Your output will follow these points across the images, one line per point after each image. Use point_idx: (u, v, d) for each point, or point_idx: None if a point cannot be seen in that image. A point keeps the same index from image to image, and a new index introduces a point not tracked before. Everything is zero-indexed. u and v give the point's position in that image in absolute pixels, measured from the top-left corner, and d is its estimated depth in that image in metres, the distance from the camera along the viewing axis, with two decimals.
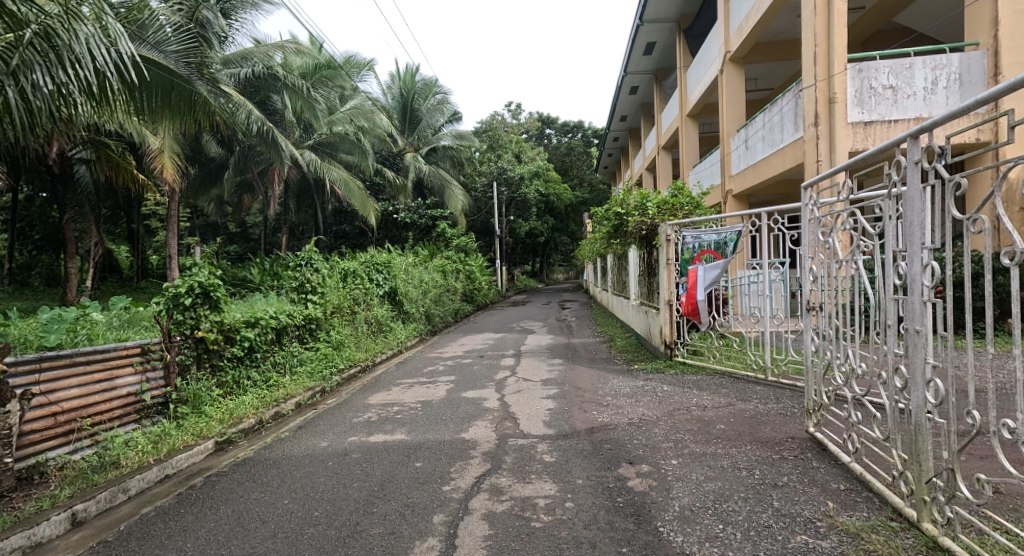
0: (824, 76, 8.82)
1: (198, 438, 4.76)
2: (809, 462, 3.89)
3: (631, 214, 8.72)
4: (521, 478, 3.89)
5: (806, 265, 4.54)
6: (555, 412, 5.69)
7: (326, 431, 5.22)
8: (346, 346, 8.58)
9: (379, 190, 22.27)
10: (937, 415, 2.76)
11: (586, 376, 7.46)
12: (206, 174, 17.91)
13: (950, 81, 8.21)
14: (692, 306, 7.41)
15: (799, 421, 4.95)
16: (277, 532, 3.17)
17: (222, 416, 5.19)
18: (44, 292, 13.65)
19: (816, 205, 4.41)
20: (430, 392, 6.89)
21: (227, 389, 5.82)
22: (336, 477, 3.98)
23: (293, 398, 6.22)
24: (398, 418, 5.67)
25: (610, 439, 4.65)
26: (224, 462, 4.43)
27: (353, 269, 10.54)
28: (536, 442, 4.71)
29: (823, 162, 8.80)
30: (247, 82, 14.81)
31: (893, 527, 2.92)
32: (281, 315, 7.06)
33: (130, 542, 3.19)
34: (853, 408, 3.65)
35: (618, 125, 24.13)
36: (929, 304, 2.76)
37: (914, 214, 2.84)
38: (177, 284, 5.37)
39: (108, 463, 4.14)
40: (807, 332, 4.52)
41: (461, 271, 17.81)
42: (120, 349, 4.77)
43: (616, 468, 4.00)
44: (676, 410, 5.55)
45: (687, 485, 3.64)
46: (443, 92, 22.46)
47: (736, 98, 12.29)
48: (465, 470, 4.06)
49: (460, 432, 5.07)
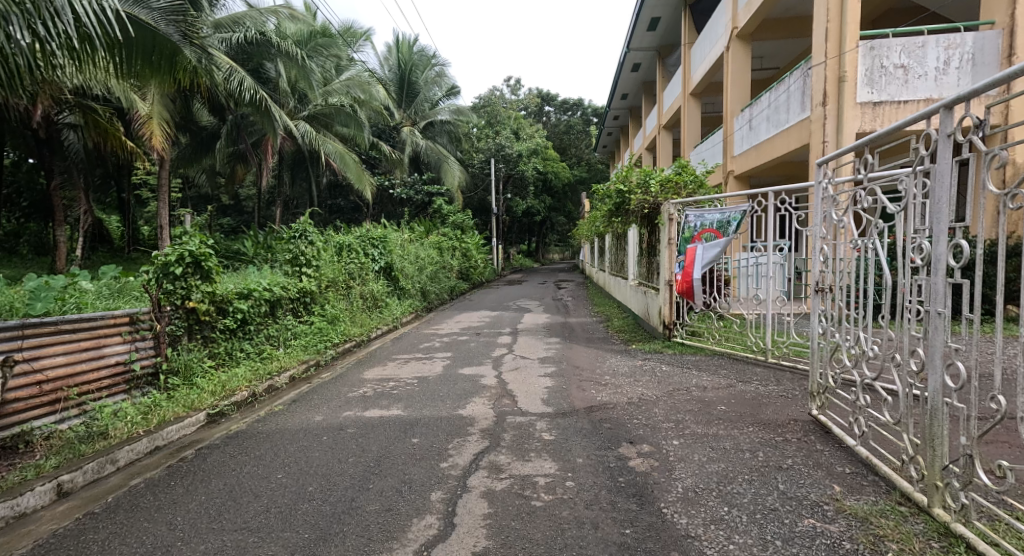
0: (835, 53, 8.70)
1: (189, 410, 4.62)
2: (812, 445, 3.83)
3: (633, 192, 8.58)
4: (520, 456, 3.80)
5: (818, 247, 4.41)
6: (554, 390, 5.62)
7: (321, 406, 5.13)
8: (341, 321, 8.48)
9: (375, 163, 21.98)
10: (956, 399, 2.64)
11: (583, 355, 7.41)
12: (197, 145, 17.61)
13: (962, 62, 8.27)
14: (687, 285, 7.32)
15: (801, 403, 4.89)
16: (271, 507, 3.06)
17: (214, 388, 5.07)
18: (33, 262, 13.41)
19: (832, 182, 4.23)
20: (427, 367, 6.82)
21: (219, 360, 5.73)
22: (331, 452, 3.90)
23: (287, 371, 6.14)
24: (394, 393, 5.60)
25: (610, 418, 4.58)
26: (216, 435, 4.28)
27: (348, 242, 10.44)
28: (534, 420, 4.64)
29: (829, 143, 8.79)
30: (240, 49, 14.44)
31: (903, 512, 2.83)
32: (274, 287, 6.94)
33: (118, 515, 3.05)
34: (860, 391, 3.55)
35: (619, 103, 23.84)
36: (950, 283, 2.62)
37: (941, 191, 2.70)
38: (167, 252, 5.19)
39: (96, 434, 3.97)
40: (814, 314, 4.41)
41: (457, 248, 17.71)
42: (108, 317, 4.61)
43: (616, 448, 3.94)
44: (675, 390, 5.51)
45: (689, 466, 3.58)
46: (441, 63, 22.00)
47: (740, 76, 12.10)
48: (464, 446, 3.99)
49: (458, 408, 5.00)
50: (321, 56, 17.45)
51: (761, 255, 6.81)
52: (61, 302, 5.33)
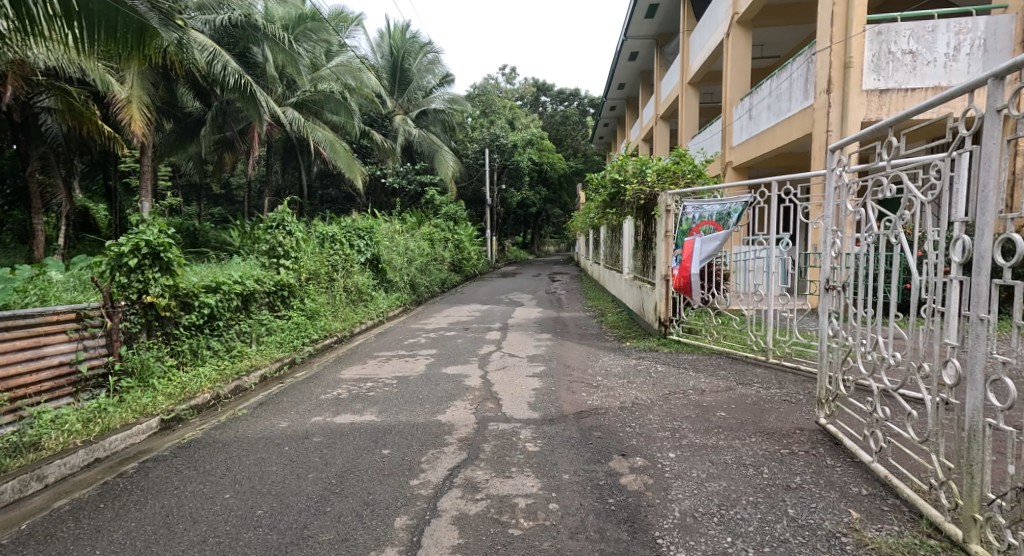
0: (840, 38, 8.44)
1: (140, 415, 4.22)
2: (822, 459, 3.47)
3: (629, 181, 8.15)
4: (500, 471, 3.43)
5: (830, 240, 4.01)
6: (542, 392, 5.24)
7: (288, 410, 4.74)
8: (321, 315, 8.06)
9: (367, 152, 21.46)
10: (998, 420, 2.29)
11: (575, 353, 7.03)
12: (181, 131, 17.12)
13: (973, 47, 7.97)
14: (684, 279, 6.95)
15: (807, 410, 4.53)
16: (209, 536, 2.69)
17: (171, 390, 4.67)
18: (11, 251, 12.99)
19: (846, 170, 3.84)
20: (408, 366, 6.42)
21: (182, 359, 5.34)
22: (290, 466, 3.51)
23: (258, 370, 5.75)
24: (370, 395, 5.21)
25: (600, 426, 4.21)
26: (166, 444, 3.89)
27: (332, 233, 10.02)
28: (519, 427, 4.26)
29: (833, 132, 8.52)
30: (224, 31, 14.05)
31: (932, 547, 2.48)
32: (247, 280, 6.53)
33: (28, 547, 2.66)
34: (879, 402, 3.18)
35: (616, 93, 23.37)
36: (997, 285, 2.26)
37: (987, 175, 2.34)
38: (121, 242, 4.79)
39: (26, 445, 3.57)
40: (824, 314, 4.01)
41: (449, 240, 17.31)
42: (49, 313, 4.20)
43: (607, 462, 3.57)
44: (672, 393, 5.13)
45: (687, 485, 3.22)
46: (435, 51, 21.37)
47: (741, 65, 11.69)
48: (438, 460, 3.60)
49: (436, 413, 4.60)
50: (310, 41, 16.97)
51: (760, 249, 6.39)
52: (22, 294, 4.95)
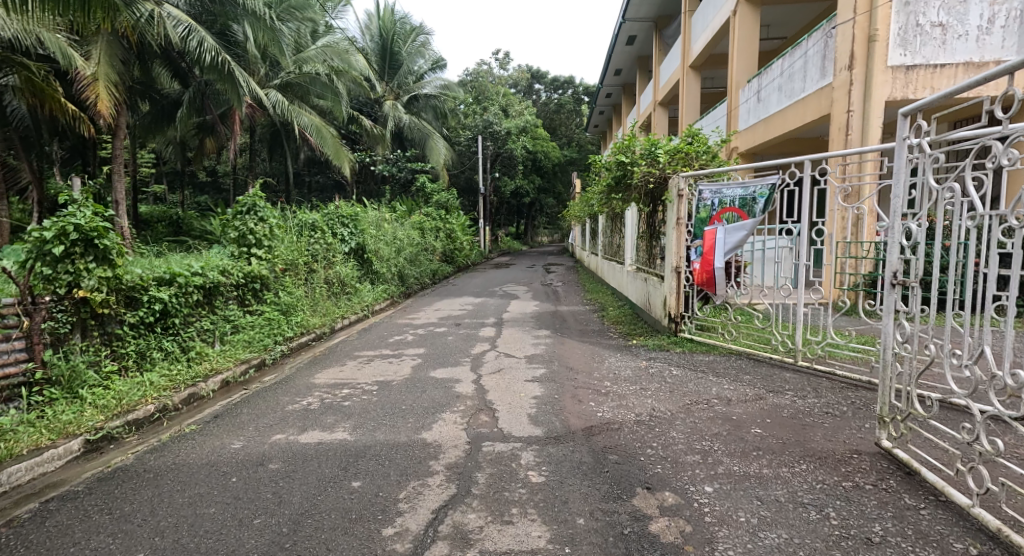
0: (864, 10, 7.68)
1: (58, 437, 3.49)
2: (900, 498, 2.78)
3: (637, 164, 7.34)
4: (498, 514, 2.73)
5: (898, 226, 3.25)
6: (543, 402, 4.52)
7: (246, 425, 3.99)
8: (298, 311, 7.25)
9: (354, 138, 20.57)
10: None
11: (578, 354, 6.29)
12: (158, 113, 16.15)
13: (1009, 19, 7.27)
14: (707, 274, 6.34)
15: (858, 426, 3.83)
16: None
17: (106, 402, 3.94)
18: None
19: (924, 140, 3.10)
20: (392, 369, 5.67)
21: (126, 363, 4.59)
22: (234, 507, 2.78)
23: (219, 375, 4.97)
24: (346, 406, 4.47)
25: (617, 447, 3.51)
26: (85, 475, 3.18)
27: (311, 221, 9.22)
28: (519, 449, 3.55)
29: (854, 113, 7.85)
30: (201, 7, 12.95)
31: None
32: (210, 272, 5.73)
33: None
34: (981, 431, 2.49)
35: (614, 78, 22.53)
36: None
37: None
38: (44, 226, 4.03)
39: None
40: (888, 314, 3.29)
41: (441, 229, 16.54)
42: None
43: (630, 499, 2.87)
44: (694, 404, 4.42)
45: (737, 534, 2.55)
46: (427, 33, 20.43)
47: (749, 45, 10.91)
48: (420, 496, 2.89)
49: (420, 430, 3.87)
50: (295, 20, 15.99)
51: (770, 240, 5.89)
52: None
